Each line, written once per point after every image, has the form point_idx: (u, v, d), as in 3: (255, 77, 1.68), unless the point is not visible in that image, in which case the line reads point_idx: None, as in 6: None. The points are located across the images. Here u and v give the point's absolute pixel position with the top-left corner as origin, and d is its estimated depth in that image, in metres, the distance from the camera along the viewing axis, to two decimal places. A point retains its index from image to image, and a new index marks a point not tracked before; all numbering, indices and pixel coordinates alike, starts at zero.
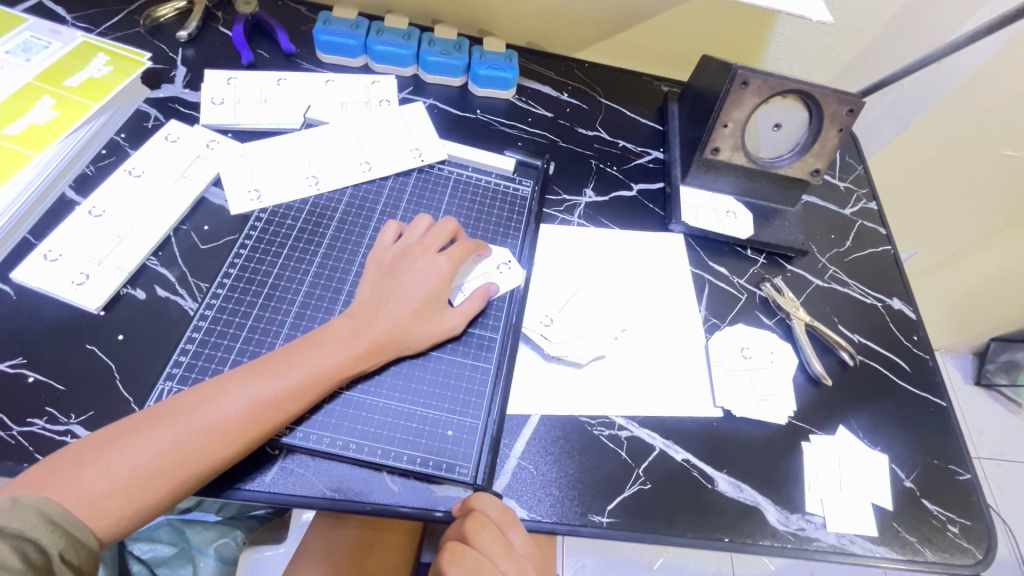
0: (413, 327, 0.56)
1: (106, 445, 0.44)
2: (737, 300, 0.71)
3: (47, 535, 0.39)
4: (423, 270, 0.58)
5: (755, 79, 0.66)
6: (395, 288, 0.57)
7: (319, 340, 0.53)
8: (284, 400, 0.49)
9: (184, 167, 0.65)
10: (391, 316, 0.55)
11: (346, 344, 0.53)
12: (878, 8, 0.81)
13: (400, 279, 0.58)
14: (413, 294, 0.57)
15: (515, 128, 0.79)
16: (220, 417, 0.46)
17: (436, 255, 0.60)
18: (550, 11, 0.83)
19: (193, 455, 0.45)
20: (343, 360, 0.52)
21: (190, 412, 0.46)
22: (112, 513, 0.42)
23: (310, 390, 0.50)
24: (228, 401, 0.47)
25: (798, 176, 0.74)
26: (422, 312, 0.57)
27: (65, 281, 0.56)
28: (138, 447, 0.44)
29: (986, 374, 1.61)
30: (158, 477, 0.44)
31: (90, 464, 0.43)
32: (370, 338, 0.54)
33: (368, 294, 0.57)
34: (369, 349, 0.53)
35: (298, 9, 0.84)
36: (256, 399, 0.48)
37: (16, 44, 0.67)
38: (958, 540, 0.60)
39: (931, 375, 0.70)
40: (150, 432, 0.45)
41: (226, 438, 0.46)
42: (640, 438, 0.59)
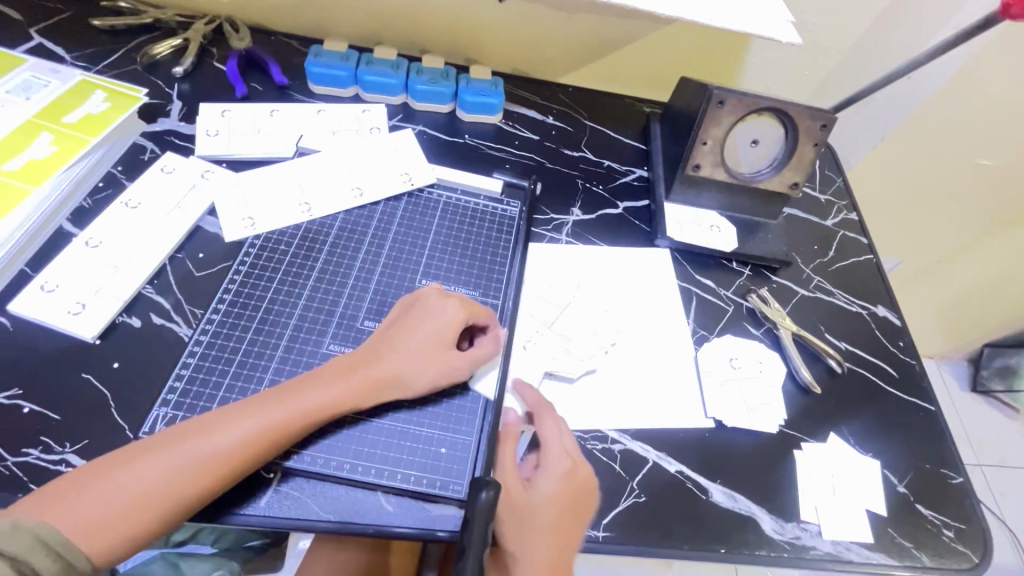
0: (418, 366, 0.55)
1: (100, 474, 0.44)
2: (723, 311, 0.72)
3: (42, 559, 0.39)
4: (435, 309, 0.58)
5: (730, 99, 0.69)
6: (407, 327, 0.57)
7: (323, 376, 0.53)
8: (278, 430, 0.49)
9: (179, 197, 0.67)
10: (398, 355, 0.55)
11: (346, 378, 0.53)
12: (846, 29, 0.85)
13: (413, 318, 0.57)
14: (422, 333, 0.56)
15: (502, 151, 0.82)
16: (214, 447, 0.46)
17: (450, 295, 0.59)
18: (533, 39, 0.87)
19: (184, 483, 0.45)
20: (341, 394, 0.52)
21: (184, 441, 0.46)
22: (104, 540, 0.42)
23: (306, 421, 0.50)
24: (222, 430, 0.47)
25: (778, 190, 0.76)
26: (431, 353, 0.56)
27: (62, 311, 0.57)
28: (133, 475, 0.44)
29: (981, 380, 1.64)
30: (151, 506, 0.44)
31: (89, 490, 0.43)
32: (371, 374, 0.53)
33: (382, 333, 0.57)
34: (370, 386, 0.53)
35: (290, 43, 0.87)
36: (250, 426, 0.48)
37: (15, 83, 0.69)
38: (953, 544, 0.60)
39: (918, 380, 0.71)
40: (146, 460, 0.45)
41: (219, 467, 0.46)
42: (633, 451, 0.59)
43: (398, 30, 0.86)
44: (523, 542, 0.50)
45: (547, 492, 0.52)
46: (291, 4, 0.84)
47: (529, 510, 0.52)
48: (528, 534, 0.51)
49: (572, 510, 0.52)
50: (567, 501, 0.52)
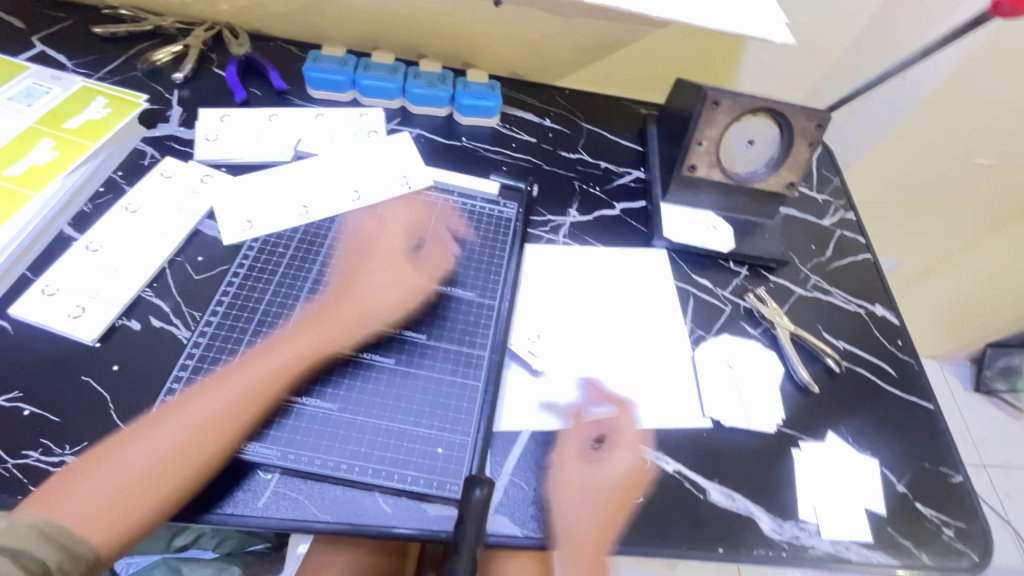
0: (381, 298, 0.63)
1: (92, 464, 0.49)
2: (721, 311, 0.72)
3: (43, 549, 0.43)
4: (382, 246, 0.67)
5: (724, 99, 0.70)
6: (363, 265, 0.65)
7: (294, 329, 0.59)
8: (254, 390, 0.54)
9: (179, 201, 0.68)
10: (365, 291, 0.63)
11: (315, 325, 0.59)
12: (841, 29, 0.86)
13: (367, 258, 0.66)
14: (375, 269, 0.65)
15: (500, 154, 0.82)
16: (194, 420, 0.52)
17: (391, 226, 0.69)
18: (530, 43, 0.88)
19: (175, 463, 0.49)
20: (309, 343, 0.58)
21: (164, 423, 0.52)
22: (106, 524, 0.47)
23: (280, 376, 0.56)
24: (199, 404, 0.53)
25: (774, 190, 0.76)
26: (391, 281, 0.64)
27: (62, 314, 0.57)
28: (124, 465, 0.49)
29: (984, 380, 1.63)
30: (145, 487, 0.48)
31: (86, 484, 0.48)
32: (336, 315, 0.61)
33: (343, 275, 0.65)
34: (341, 323, 0.60)
35: (289, 49, 0.88)
36: (227, 396, 0.53)
37: (18, 90, 0.70)
38: (953, 543, 0.60)
39: (917, 379, 0.71)
40: (134, 449, 0.50)
41: (203, 439, 0.51)
42: (631, 451, 0.59)
43: (396, 35, 0.87)
44: (577, 512, 0.55)
45: (612, 477, 0.58)
46: (289, 10, 0.85)
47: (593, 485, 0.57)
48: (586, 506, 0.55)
49: (626, 498, 0.57)
50: (630, 487, 0.57)
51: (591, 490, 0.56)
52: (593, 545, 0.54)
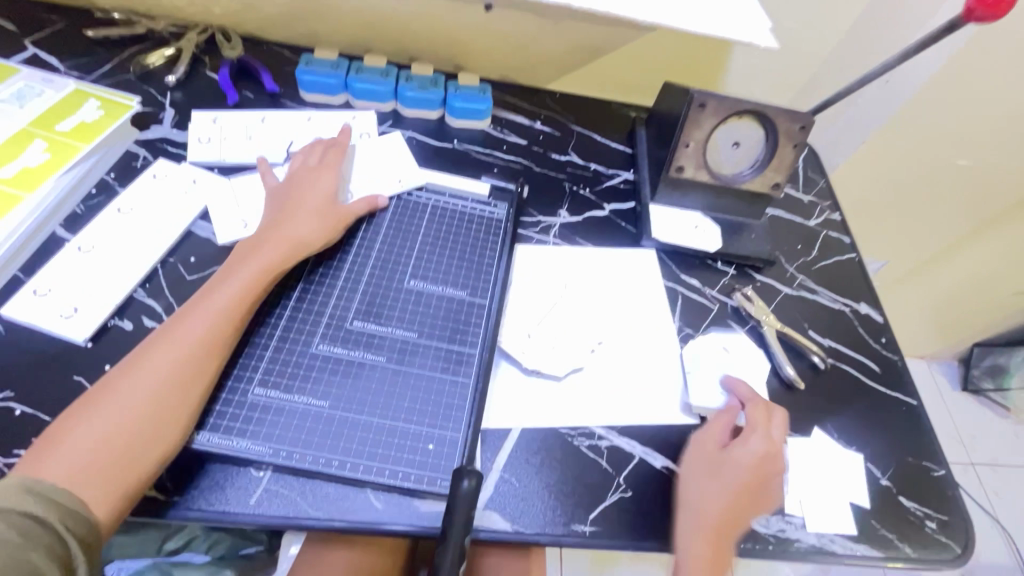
0: (319, 222, 0.65)
1: (64, 435, 0.47)
2: (708, 310, 0.74)
3: (40, 507, 0.42)
4: (305, 179, 0.68)
5: (710, 101, 0.71)
6: (291, 197, 0.66)
7: (235, 265, 0.60)
8: (215, 326, 0.54)
9: (172, 201, 0.68)
10: (303, 217, 0.64)
11: (260, 255, 0.60)
12: (824, 34, 0.87)
13: (293, 190, 0.67)
14: (306, 198, 0.66)
15: (491, 156, 0.83)
16: (161, 366, 0.51)
17: (310, 162, 0.70)
18: (520, 47, 0.89)
19: (158, 404, 0.49)
20: (256, 272, 0.59)
21: (126, 377, 0.50)
22: (103, 482, 0.45)
23: (236, 308, 0.56)
24: (160, 352, 0.52)
25: (760, 191, 0.78)
26: (323, 207, 0.66)
27: (54, 315, 0.57)
28: (104, 418, 0.48)
29: (972, 379, 1.66)
30: (132, 440, 0.47)
31: (67, 445, 0.46)
32: (279, 242, 0.61)
33: (272, 211, 0.65)
34: (287, 248, 0.61)
35: (282, 52, 0.89)
36: (187, 338, 0.53)
37: (11, 93, 0.70)
38: (936, 535, 0.61)
39: (901, 375, 0.73)
40: (109, 403, 0.49)
41: (176, 379, 0.51)
42: (620, 447, 0.60)
43: (388, 39, 0.88)
44: (709, 489, 0.57)
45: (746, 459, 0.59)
46: (282, 14, 0.85)
47: (726, 466, 0.58)
48: (720, 484, 0.57)
49: (758, 483, 0.58)
50: (764, 470, 0.59)
51: (726, 470, 0.58)
52: (719, 521, 0.56)
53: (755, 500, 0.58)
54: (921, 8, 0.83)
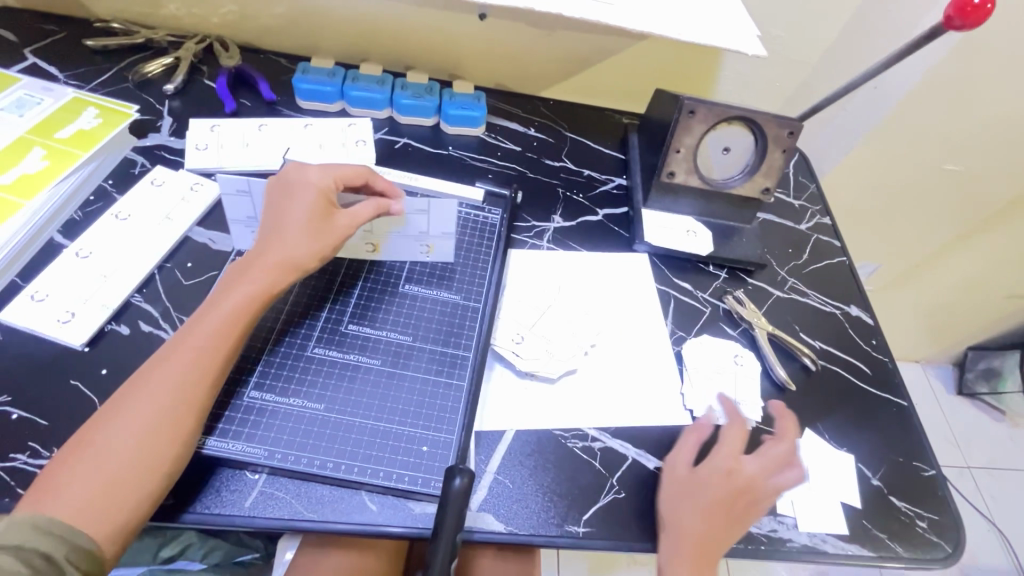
0: (309, 239, 0.58)
1: (59, 470, 0.45)
2: (701, 313, 0.74)
3: (46, 542, 0.41)
4: (298, 188, 0.60)
5: (700, 108, 0.72)
6: (283, 209, 0.59)
7: (227, 288, 0.56)
8: (205, 355, 0.51)
9: (169, 207, 0.69)
10: (294, 234, 0.58)
11: (251, 278, 0.56)
12: (811, 42, 0.89)
13: (286, 201, 0.59)
14: (297, 212, 0.59)
15: (485, 162, 0.84)
16: (153, 398, 0.49)
17: (309, 171, 0.61)
18: (515, 56, 0.90)
19: (155, 438, 0.47)
20: (249, 297, 0.55)
21: (118, 410, 0.48)
22: (102, 516, 0.44)
23: (227, 335, 0.53)
24: (151, 383, 0.49)
25: (749, 195, 0.79)
26: (317, 223, 0.59)
27: (51, 319, 0.58)
28: (101, 452, 0.46)
29: (967, 383, 1.67)
30: (128, 474, 0.46)
31: (64, 478, 0.45)
32: (269, 263, 0.57)
33: (266, 224, 0.59)
34: (278, 271, 0.57)
35: (278, 60, 0.90)
36: (176, 368, 0.50)
37: (10, 102, 0.71)
38: (927, 535, 0.61)
39: (891, 377, 0.73)
40: (105, 435, 0.47)
41: (171, 411, 0.49)
42: (613, 448, 0.61)
43: (383, 48, 0.89)
44: (677, 506, 0.56)
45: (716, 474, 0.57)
46: (279, 24, 0.87)
47: (696, 484, 0.57)
48: (691, 501, 0.56)
49: (738, 503, 0.56)
50: (741, 489, 0.57)
51: (700, 488, 0.56)
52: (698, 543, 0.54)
53: (735, 523, 0.55)
54: (906, 16, 0.84)
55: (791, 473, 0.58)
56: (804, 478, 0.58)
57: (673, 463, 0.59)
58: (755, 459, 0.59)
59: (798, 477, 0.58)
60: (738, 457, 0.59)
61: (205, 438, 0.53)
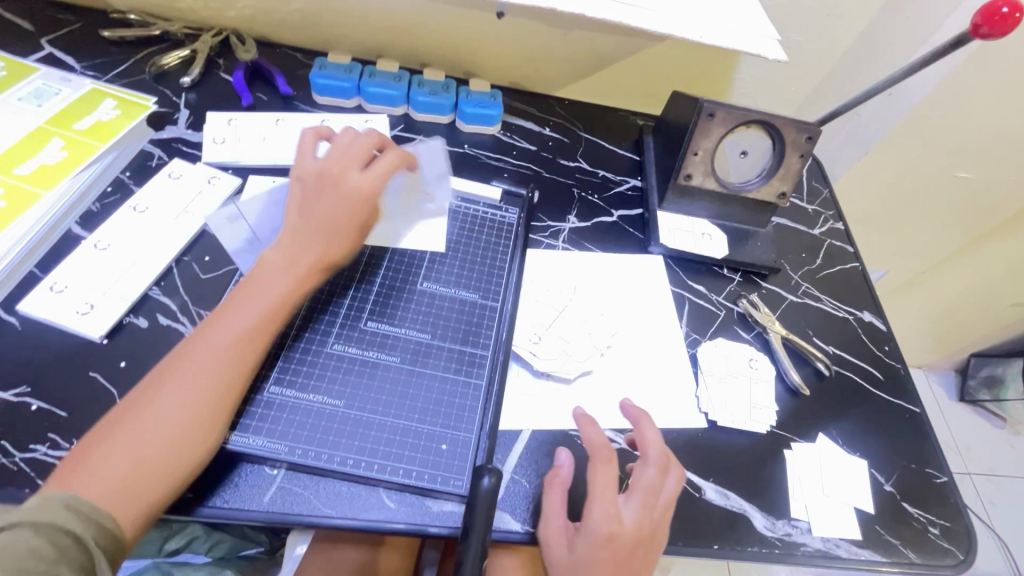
0: (336, 242, 0.58)
1: (83, 458, 0.45)
2: (715, 316, 0.75)
3: (76, 524, 0.42)
4: (334, 193, 0.59)
5: (719, 111, 0.72)
6: (315, 207, 0.58)
7: (248, 284, 0.55)
8: (236, 352, 0.51)
9: (189, 199, 0.69)
10: (320, 240, 0.58)
11: (275, 276, 0.55)
12: (828, 47, 0.89)
13: (318, 198, 0.59)
14: (331, 216, 0.58)
15: (501, 161, 0.84)
16: (185, 390, 0.49)
17: (346, 178, 0.60)
18: (532, 55, 0.90)
19: (183, 428, 0.47)
20: (278, 298, 0.55)
21: (145, 400, 0.48)
22: (131, 499, 0.44)
23: (258, 334, 0.53)
24: (182, 374, 0.49)
25: (766, 200, 0.79)
26: (346, 229, 0.59)
27: (71, 311, 0.58)
28: (127, 440, 0.46)
29: (969, 390, 1.68)
30: (158, 462, 0.46)
31: (91, 463, 0.45)
32: (293, 263, 0.56)
33: (291, 220, 0.58)
34: (310, 275, 0.57)
35: (294, 55, 0.90)
36: (205, 362, 0.50)
37: (27, 91, 0.71)
38: (938, 542, 0.62)
39: (904, 383, 0.74)
40: (131, 426, 0.47)
41: (200, 405, 0.49)
42: (629, 450, 0.61)
43: (400, 44, 0.89)
44: None
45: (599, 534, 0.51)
46: (295, 19, 0.87)
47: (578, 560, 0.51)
48: None
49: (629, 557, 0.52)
50: (628, 539, 0.52)
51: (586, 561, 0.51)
52: None
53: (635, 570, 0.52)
54: (926, 23, 0.84)
55: (668, 481, 0.56)
56: (681, 480, 0.56)
57: (549, 540, 0.52)
58: (633, 501, 0.53)
59: (676, 481, 0.56)
60: (615, 511, 0.52)
61: (230, 431, 0.53)
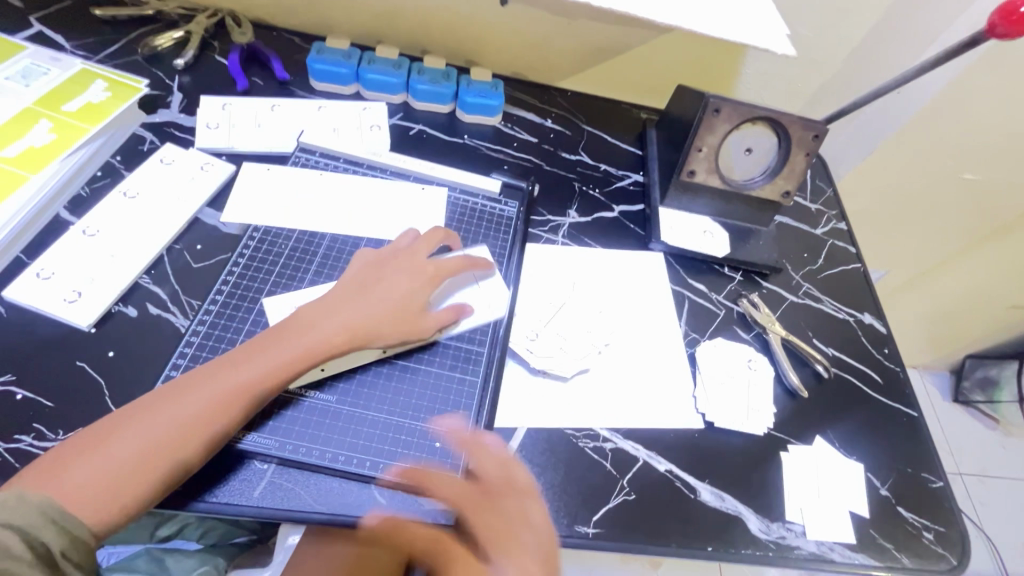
0: (378, 318, 0.57)
1: (69, 458, 0.45)
2: (715, 315, 0.74)
3: (49, 534, 0.41)
4: (404, 272, 0.61)
5: (726, 107, 0.70)
6: (381, 281, 0.60)
7: (289, 326, 0.54)
8: (249, 392, 0.50)
9: (300, 287, 0.62)
10: (359, 311, 0.57)
11: (317, 328, 0.54)
12: (838, 43, 0.87)
13: (386, 274, 0.60)
14: (393, 293, 0.59)
15: (501, 153, 0.83)
16: (181, 414, 0.47)
17: (407, 278, 0.60)
18: (535, 44, 0.88)
19: (164, 450, 0.46)
20: (301, 352, 0.53)
21: (157, 404, 0.48)
22: (98, 509, 0.43)
23: (277, 376, 0.51)
24: (185, 400, 0.48)
25: (770, 199, 0.78)
26: (402, 312, 0.58)
27: (58, 299, 0.57)
28: (110, 452, 0.45)
29: (963, 391, 1.68)
30: (132, 477, 0.45)
31: (71, 466, 0.44)
32: (336, 325, 0.55)
33: (343, 286, 0.59)
34: (341, 341, 0.55)
35: (291, 39, 0.87)
36: (222, 387, 0.49)
37: (15, 70, 0.69)
38: (933, 547, 0.61)
39: (902, 387, 0.73)
40: (117, 438, 0.46)
41: (186, 432, 0.47)
42: (625, 449, 0.60)
43: (401, 30, 0.87)
44: None
45: None
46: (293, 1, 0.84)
47: None
48: None
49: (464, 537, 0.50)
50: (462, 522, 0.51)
51: None
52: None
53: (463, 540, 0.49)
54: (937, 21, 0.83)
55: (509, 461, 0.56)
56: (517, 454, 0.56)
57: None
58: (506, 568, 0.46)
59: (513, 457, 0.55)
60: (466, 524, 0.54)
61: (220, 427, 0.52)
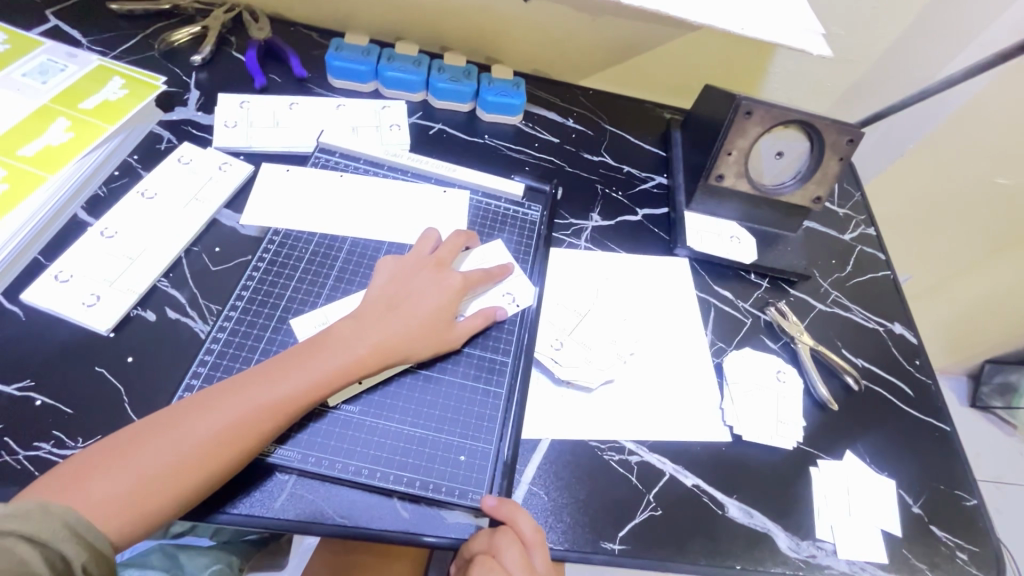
0: (409, 335, 0.55)
1: (94, 466, 0.44)
2: (742, 324, 0.72)
3: (71, 547, 0.40)
4: (432, 284, 0.59)
5: (758, 109, 0.68)
6: (410, 295, 0.58)
7: (320, 342, 0.53)
8: (279, 410, 0.49)
9: (317, 306, 0.60)
10: (389, 328, 0.55)
11: (349, 346, 0.53)
12: (872, 42, 0.84)
13: (413, 285, 0.59)
14: (423, 308, 0.57)
15: (522, 153, 0.81)
16: (209, 428, 0.46)
17: (434, 290, 0.59)
18: (559, 41, 0.86)
19: (191, 464, 0.45)
20: (332, 371, 0.51)
21: (186, 417, 0.47)
22: (121, 520, 0.43)
23: (308, 395, 0.50)
24: (214, 413, 0.47)
25: (800, 203, 0.76)
26: (432, 327, 0.57)
27: (76, 302, 0.56)
28: (137, 463, 0.44)
29: (981, 397, 1.64)
30: (157, 490, 0.44)
31: (95, 475, 0.43)
32: (367, 342, 0.54)
33: (371, 299, 0.57)
34: (372, 360, 0.53)
35: (309, 35, 0.86)
36: (253, 403, 0.48)
37: (31, 67, 0.68)
38: (967, 567, 0.60)
39: (934, 400, 0.71)
40: (144, 449, 0.45)
41: (214, 447, 0.46)
42: (650, 463, 0.59)
43: (421, 26, 0.85)
44: None
45: None
46: None
47: None
48: None
49: None
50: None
51: None
52: None
53: None
54: None
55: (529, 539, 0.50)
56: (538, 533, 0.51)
57: None
58: None
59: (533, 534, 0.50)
60: None
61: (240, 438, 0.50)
